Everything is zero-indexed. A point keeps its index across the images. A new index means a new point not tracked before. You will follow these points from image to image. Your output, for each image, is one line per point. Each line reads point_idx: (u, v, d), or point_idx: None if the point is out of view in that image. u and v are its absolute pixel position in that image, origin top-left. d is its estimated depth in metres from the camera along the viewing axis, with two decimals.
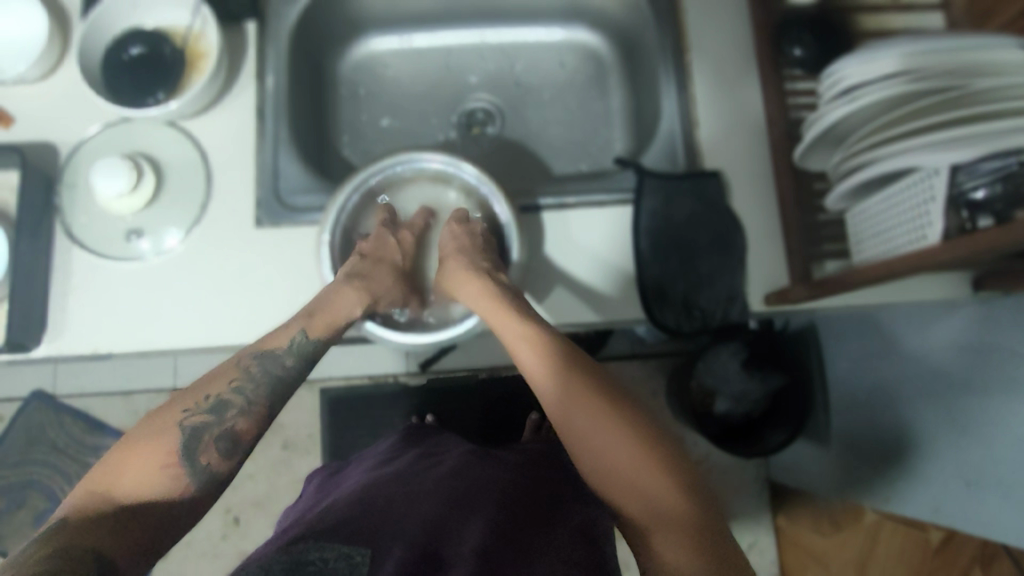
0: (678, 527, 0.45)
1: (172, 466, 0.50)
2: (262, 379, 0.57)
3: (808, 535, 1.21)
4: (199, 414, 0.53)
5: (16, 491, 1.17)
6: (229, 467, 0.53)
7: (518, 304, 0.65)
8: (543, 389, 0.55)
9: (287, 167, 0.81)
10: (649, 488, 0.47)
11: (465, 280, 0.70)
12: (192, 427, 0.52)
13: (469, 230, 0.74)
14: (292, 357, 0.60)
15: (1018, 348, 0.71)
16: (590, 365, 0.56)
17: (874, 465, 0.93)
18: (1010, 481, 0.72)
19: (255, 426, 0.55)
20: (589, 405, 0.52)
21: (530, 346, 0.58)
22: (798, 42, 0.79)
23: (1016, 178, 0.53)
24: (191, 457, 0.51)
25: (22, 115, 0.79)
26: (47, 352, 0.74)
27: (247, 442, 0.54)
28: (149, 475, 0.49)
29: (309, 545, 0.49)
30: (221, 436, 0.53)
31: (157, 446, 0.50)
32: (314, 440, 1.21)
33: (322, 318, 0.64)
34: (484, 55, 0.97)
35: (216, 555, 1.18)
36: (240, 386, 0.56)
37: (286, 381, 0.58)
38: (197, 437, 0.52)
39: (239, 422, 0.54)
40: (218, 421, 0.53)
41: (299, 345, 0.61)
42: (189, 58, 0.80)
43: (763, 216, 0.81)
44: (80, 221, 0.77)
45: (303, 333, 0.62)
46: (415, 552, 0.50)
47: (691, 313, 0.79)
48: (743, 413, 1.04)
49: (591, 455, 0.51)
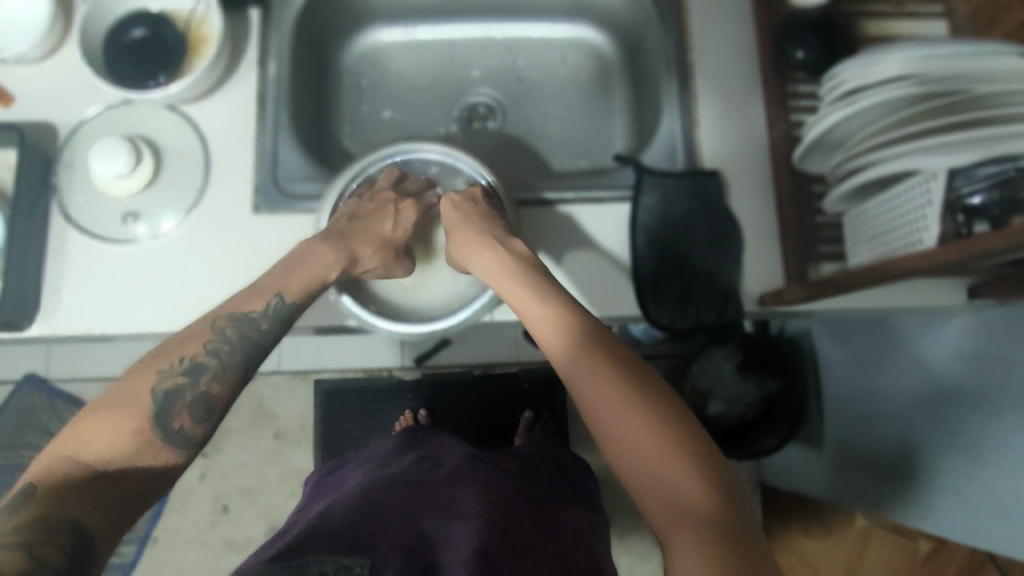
0: (691, 522, 0.46)
1: (144, 431, 0.51)
2: (236, 342, 0.57)
3: (804, 542, 1.19)
4: (172, 378, 0.53)
5: (6, 473, 1.16)
6: (204, 430, 0.54)
7: (539, 267, 0.65)
8: (567, 373, 0.54)
9: (287, 154, 0.81)
10: (669, 485, 0.48)
11: (476, 252, 0.68)
12: (165, 392, 0.52)
13: (478, 193, 0.74)
14: (268, 320, 0.59)
15: (1014, 357, 0.72)
16: (615, 344, 0.55)
17: (865, 472, 0.94)
18: (998, 491, 0.73)
19: (229, 391, 0.56)
20: (607, 387, 0.52)
21: (553, 322, 0.57)
22: (801, 45, 0.79)
23: (1012, 185, 0.54)
24: (165, 423, 0.52)
25: (22, 95, 0.79)
26: (39, 332, 0.73)
27: (221, 406, 0.55)
28: (121, 440, 0.49)
29: (309, 557, 0.49)
30: (195, 400, 0.53)
31: (127, 412, 0.51)
32: (306, 431, 1.21)
33: (297, 278, 0.63)
34: (488, 50, 0.97)
35: (204, 542, 1.18)
36: (215, 349, 0.56)
37: (262, 345, 0.58)
38: (170, 401, 0.52)
39: (214, 386, 0.55)
40: (193, 384, 0.54)
41: (276, 309, 0.60)
42: (192, 42, 0.80)
43: (761, 218, 0.81)
44: (77, 202, 0.76)
45: (279, 297, 0.61)
46: (413, 562, 0.50)
47: (685, 311, 0.79)
48: (737, 416, 1.03)
49: (609, 441, 0.51)
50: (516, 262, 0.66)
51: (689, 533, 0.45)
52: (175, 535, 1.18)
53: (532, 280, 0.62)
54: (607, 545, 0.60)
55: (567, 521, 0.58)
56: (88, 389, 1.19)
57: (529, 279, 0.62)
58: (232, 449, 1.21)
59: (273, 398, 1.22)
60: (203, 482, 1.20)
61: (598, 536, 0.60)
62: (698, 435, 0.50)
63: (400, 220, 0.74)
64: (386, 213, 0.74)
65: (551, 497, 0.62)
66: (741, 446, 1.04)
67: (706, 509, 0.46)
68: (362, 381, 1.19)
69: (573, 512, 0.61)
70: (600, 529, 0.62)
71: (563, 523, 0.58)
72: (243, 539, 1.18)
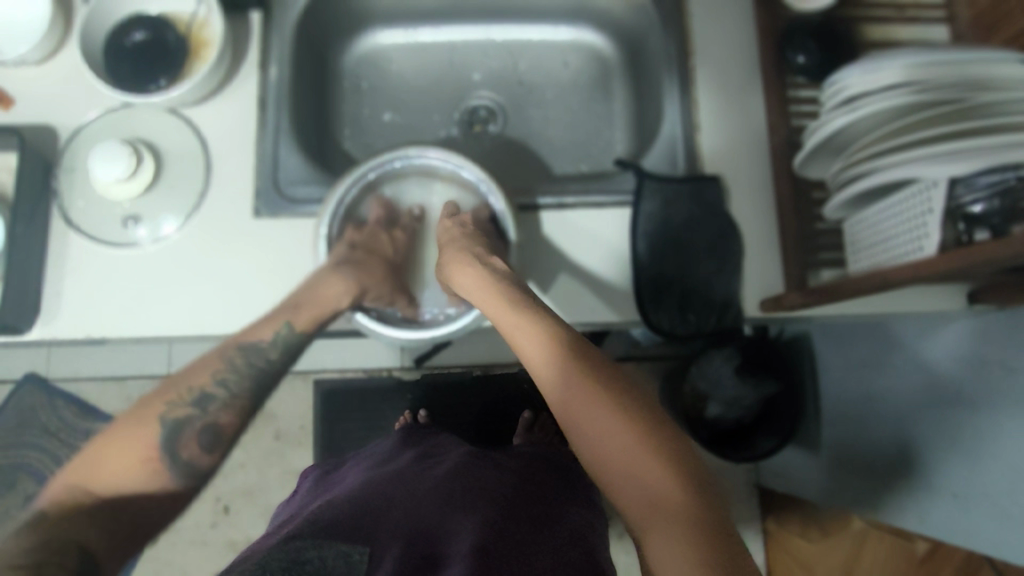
0: (669, 517, 0.46)
1: (152, 460, 0.62)
2: (242, 372, 0.69)
3: (795, 541, 1.22)
4: (182, 409, 0.65)
5: (7, 474, 1.17)
6: (210, 458, 0.66)
7: (515, 283, 0.66)
8: (549, 382, 0.54)
9: (287, 157, 0.81)
10: (645, 483, 0.48)
11: (460, 268, 0.69)
12: (174, 421, 0.64)
13: (467, 215, 0.76)
14: (276, 350, 0.72)
15: (1012, 362, 0.72)
16: (587, 348, 0.56)
17: (864, 475, 0.94)
18: (994, 494, 0.73)
19: (236, 417, 0.68)
20: (579, 391, 0.52)
21: (527, 330, 0.58)
22: (802, 50, 0.80)
23: (1013, 194, 0.55)
24: (172, 451, 0.63)
25: (23, 97, 0.79)
26: (40, 335, 0.73)
27: (227, 432, 0.67)
28: (135, 467, 0.61)
29: (306, 543, 0.50)
30: (201, 429, 0.65)
31: (144, 435, 0.63)
32: (306, 431, 1.21)
33: (305, 312, 0.74)
34: (489, 53, 0.97)
35: (205, 542, 1.18)
36: (222, 380, 0.68)
37: (268, 372, 0.71)
38: (178, 430, 0.64)
39: (222, 415, 0.67)
40: (200, 414, 0.66)
41: (282, 337, 0.72)
42: (192, 46, 0.80)
43: (761, 223, 0.81)
44: (77, 205, 0.76)
45: (289, 326, 0.73)
46: (411, 550, 0.51)
47: (686, 316, 0.79)
48: (736, 417, 1.04)
49: (586, 444, 0.52)
50: (500, 277, 0.66)
51: (667, 529, 0.46)
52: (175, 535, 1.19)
53: (508, 290, 0.64)
54: (606, 545, 0.60)
55: (567, 519, 0.58)
56: (88, 389, 1.19)
57: (512, 292, 0.63)
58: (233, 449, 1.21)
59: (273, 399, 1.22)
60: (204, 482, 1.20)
61: (597, 536, 0.60)
62: (679, 440, 0.50)
63: (397, 245, 0.83)
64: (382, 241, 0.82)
65: (551, 495, 0.62)
66: (738, 449, 1.04)
67: (691, 508, 0.46)
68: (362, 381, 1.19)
69: (575, 510, 0.61)
70: (599, 529, 0.61)
71: (563, 521, 0.58)
72: (244, 539, 1.19)
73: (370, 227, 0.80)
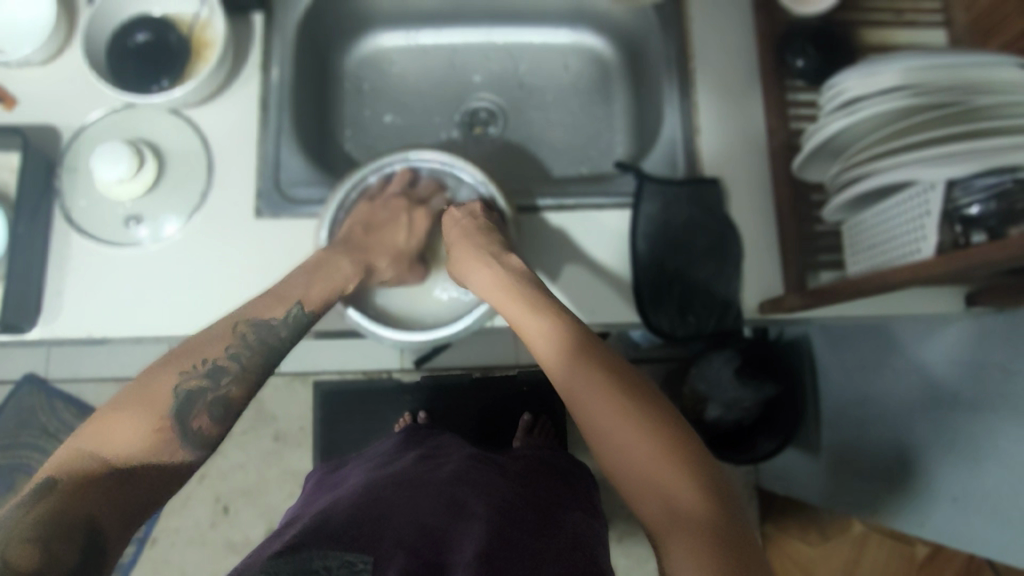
0: (686, 525, 0.46)
1: (162, 430, 0.52)
2: (257, 347, 0.59)
3: (798, 546, 1.19)
4: (193, 380, 0.55)
5: (5, 474, 1.16)
6: (220, 432, 0.55)
7: (525, 278, 0.66)
8: (559, 381, 0.55)
9: (288, 160, 0.82)
10: (664, 489, 0.48)
11: (478, 268, 0.69)
12: (187, 392, 0.54)
13: (477, 205, 0.76)
14: (287, 328, 0.62)
15: (1011, 366, 0.72)
16: (604, 350, 0.56)
17: (863, 477, 0.94)
18: (995, 498, 0.74)
19: (247, 393, 0.57)
20: (598, 393, 0.52)
21: (542, 331, 0.58)
22: (801, 54, 0.80)
23: (1010, 196, 0.55)
24: (184, 423, 0.53)
25: (26, 97, 0.79)
26: (41, 335, 0.74)
27: (238, 407, 0.57)
28: (142, 438, 0.51)
29: (311, 552, 0.50)
30: (214, 401, 0.55)
31: (148, 411, 0.52)
32: (306, 433, 1.21)
33: (318, 288, 0.66)
34: (490, 56, 0.98)
35: (204, 544, 1.18)
36: (235, 354, 0.58)
37: (278, 351, 0.61)
38: (190, 401, 0.54)
39: (232, 389, 0.56)
40: (213, 385, 0.55)
41: (296, 318, 0.63)
42: (194, 47, 0.80)
43: (760, 226, 0.81)
44: (80, 206, 0.76)
45: (299, 306, 0.64)
46: (416, 559, 0.50)
47: (685, 318, 0.79)
48: (735, 420, 1.03)
49: (604, 447, 0.52)
50: (509, 273, 0.66)
51: (686, 538, 0.46)
52: (175, 536, 1.19)
53: (520, 287, 0.64)
54: (606, 546, 0.60)
55: (566, 521, 0.59)
56: (88, 389, 1.19)
57: (524, 292, 0.63)
58: (232, 451, 1.21)
59: (273, 399, 1.22)
60: (203, 483, 1.20)
61: (598, 538, 0.60)
62: (694, 442, 0.51)
63: (413, 230, 0.81)
64: (401, 223, 0.80)
65: (553, 499, 0.62)
66: (740, 450, 1.03)
67: (701, 509, 0.47)
68: (362, 383, 1.19)
69: (574, 514, 0.61)
70: (600, 535, 0.61)
71: (563, 523, 0.58)
72: (243, 541, 1.19)
73: (388, 204, 0.80)
